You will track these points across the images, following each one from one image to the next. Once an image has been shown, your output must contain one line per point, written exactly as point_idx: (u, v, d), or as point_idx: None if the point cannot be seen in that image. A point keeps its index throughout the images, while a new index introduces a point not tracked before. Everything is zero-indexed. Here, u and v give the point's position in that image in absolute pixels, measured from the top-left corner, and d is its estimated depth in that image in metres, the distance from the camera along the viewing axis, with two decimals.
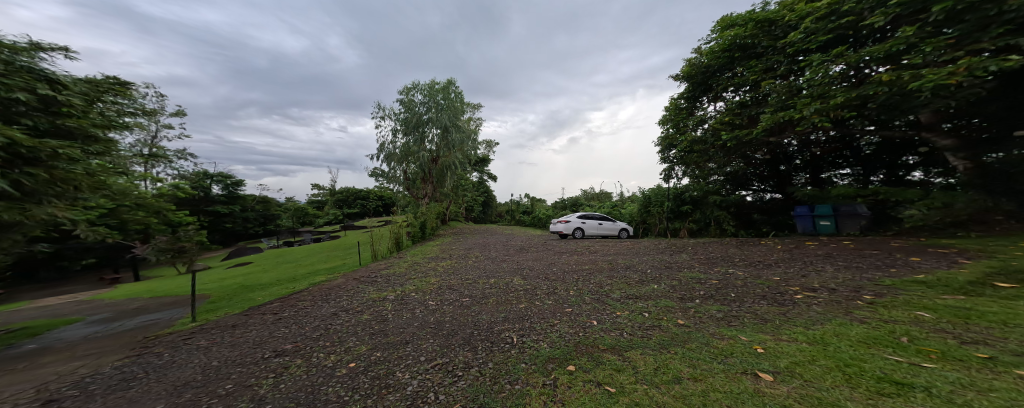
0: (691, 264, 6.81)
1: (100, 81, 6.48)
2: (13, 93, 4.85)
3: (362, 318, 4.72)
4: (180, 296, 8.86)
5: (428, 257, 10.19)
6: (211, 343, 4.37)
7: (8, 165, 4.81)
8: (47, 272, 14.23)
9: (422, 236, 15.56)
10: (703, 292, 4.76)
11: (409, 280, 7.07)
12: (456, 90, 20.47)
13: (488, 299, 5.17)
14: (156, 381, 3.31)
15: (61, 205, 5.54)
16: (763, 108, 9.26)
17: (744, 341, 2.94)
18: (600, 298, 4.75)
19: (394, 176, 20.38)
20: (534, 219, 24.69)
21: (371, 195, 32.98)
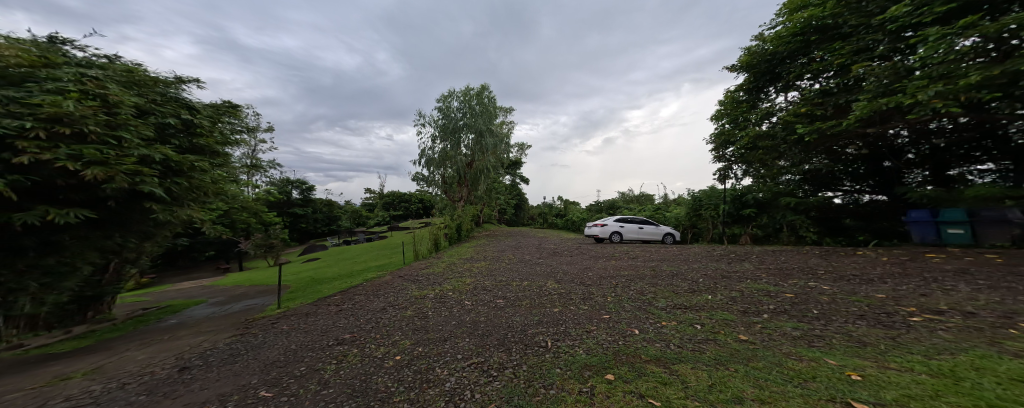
0: (757, 275, 6.05)
1: (220, 105, 7.88)
2: (164, 119, 6.12)
3: (406, 314, 5.03)
4: (270, 285, 10.31)
5: (464, 259, 10.51)
6: (290, 328, 5.01)
7: (163, 176, 6.03)
8: (185, 261, 17.81)
9: (458, 238, 16.06)
10: (774, 306, 4.20)
11: (447, 280, 7.34)
12: (490, 96, 20.89)
13: (522, 301, 5.19)
14: (253, 358, 3.89)
15: (195, 208, 6.79)
16: (856, 95, 7.94)
17: (832, 365, 2.53)
18: (643, 306, 4.46)
19: (434, 181, 21.17)
20: (568, 223, 24.09)
21: (413, 198, 34.96)
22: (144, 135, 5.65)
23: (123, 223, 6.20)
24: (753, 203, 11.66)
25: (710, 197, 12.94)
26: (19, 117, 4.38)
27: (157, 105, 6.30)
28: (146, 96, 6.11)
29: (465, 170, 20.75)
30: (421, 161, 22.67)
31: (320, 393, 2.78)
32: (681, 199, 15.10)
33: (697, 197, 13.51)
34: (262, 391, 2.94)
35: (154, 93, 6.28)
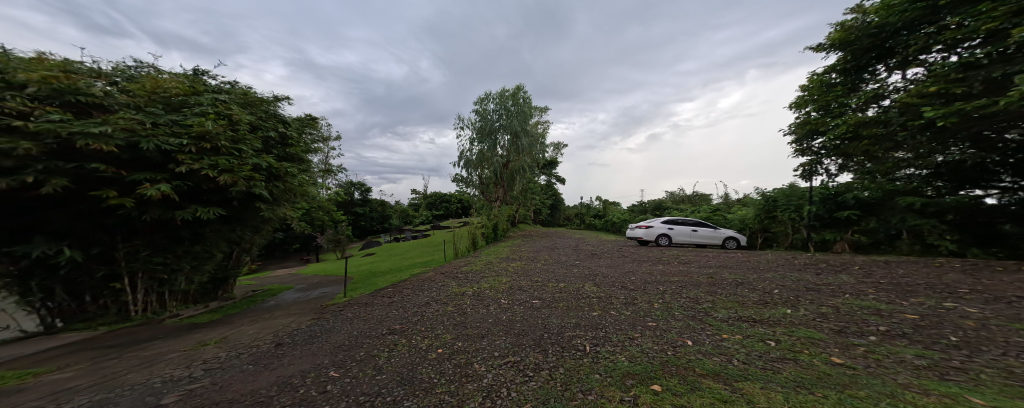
0: (862, 290, 5.16)
1: (302, 118, 8.98)
2: (265, 132, 7.19)
3: (446, 309, 5.24)
4: (338, 276, 11.49)
5: (500, 258, 10.57)
6: (354, 316, 5.53)
7: (270, 180, 7.09)
8: (279, 252, 20.69)
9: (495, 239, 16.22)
10: (883, 328, 3.56)
11: (484, 278, 7.50)
12: (526, 96, 20.76)
13: (559, 303, 5.07)
14: (326, 340, 4.39)
15: (287, 208, 7.82)
16: (1008, 69, 6.35)
17: (974, 403, 2.05)
18: (697, 316, 4.09)
19: (472, 182, 21.50)
20: (607, 225, 22.92)
21: (454, 198, 36.11)
22: (254, 147, 6.72)
23: (241, 219, 7.46)
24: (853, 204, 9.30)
25: (790, 197, 10.91)
26: (177, 136, 5.56)
27: (263, 121, 7.40)
28: (256, 114, 7.22)
29: (502, 171, 20.85)
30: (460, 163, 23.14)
31: (375, 377, 3.03)
32: (748, 199, 13.04)
33: (771, 197, 11.57)
34: (331, 371, 3.30)
35: (261, 110, 7.38)
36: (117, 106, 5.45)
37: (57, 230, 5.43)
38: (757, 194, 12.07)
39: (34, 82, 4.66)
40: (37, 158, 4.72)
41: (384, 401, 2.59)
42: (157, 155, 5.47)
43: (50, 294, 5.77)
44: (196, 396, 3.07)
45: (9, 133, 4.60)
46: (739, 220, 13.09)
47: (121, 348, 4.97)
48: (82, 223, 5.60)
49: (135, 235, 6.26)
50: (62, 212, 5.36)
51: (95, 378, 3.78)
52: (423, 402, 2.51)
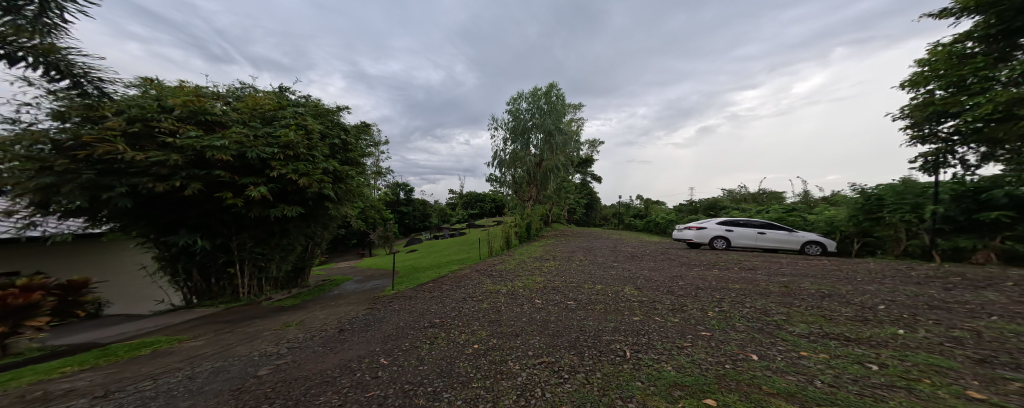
0: (996, 312, 4.27)
1: (358, 125, 9.67)
2: (331, 140, 7.92)
3: (482, 306, 5.35)
4: (385, 270, 12.27)
5: (531, 258, 10.55)
6: (400, 307, 5.86)
7: (337, 181, 7.78)
8: (336, 247, 22.47)
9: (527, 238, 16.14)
10: (1014, 356, 2.95)
11: (517, 277, 7.52)
12: (559, 93, 20.40)
13: (596, 305, 4.92)
14: (380, 329, 4.72)
15: (347, 208, 8.47)
16: None
17: None
18: (761, 328, 3.72)
19: (505, 182, 21.50)
20: (648, 225, 21.70)
21: (489, 198, 36.64)
22: (324, 153, 7.43)
23: (318, 217, 8.30)
24: (1008, 204, 6.78)
25: (904, 194, 8.33)
26: (270, 146, 6.46)
27: (328, 130, 8.12)
28: (324, 123, 7.96)
29: (535, 171, 20.63)
30: (494, 163, 23.23)
31: (418, 368, 3.18)
32: (837, 196, 10.29)
33: (874, 195, 8.77)
34: (381, 358, 3.53)
35: (326, 119, 8.08)
36: (232, 122, 6.61)
37: (193, 224, 6.81)
38: (852, 190, 9.33)
39: (178, 105, 6.05)
40: (182, 167, 5.99)
41: (424, 392, 2.69)
42: (258, 162, 6.40)
43: (190, 274, 7.33)
44: (282, 370, 3.49)
45: (166, 149, 5.96)
46: (826, 222, 10.36)
47: (229, 324, 5.82)
48: (210, 219, 6.88)
49: (243, 230, 7.41)
50: (198, 210, 6.70)
51: (209, 349, 4.44)
52: (460, 395, 2.58)
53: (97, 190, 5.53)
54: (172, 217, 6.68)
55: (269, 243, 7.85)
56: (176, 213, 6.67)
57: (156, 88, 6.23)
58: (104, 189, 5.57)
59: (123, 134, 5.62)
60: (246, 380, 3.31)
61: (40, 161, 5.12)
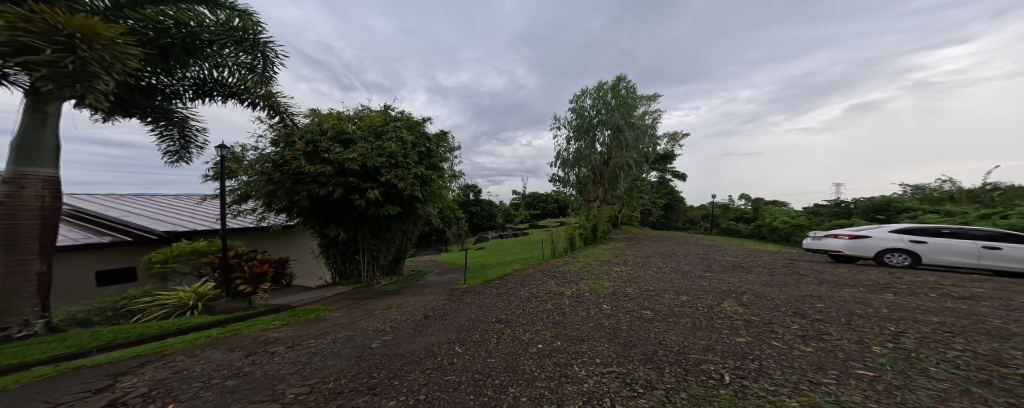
0: None
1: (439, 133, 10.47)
2: (419, 148, 8.79)
3: (547, 307, 5.32)
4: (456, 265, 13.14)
5: (598, 260, 10.08)
6: (473, 301, 6.18)
7: (424, 184, 8.49)
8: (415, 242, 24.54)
9: (594, 239, 15.35)
10: None
11: (584, 280, 7.24)
12: (627, 86, 18.80)
13: (680, 319, 4.46)
14: (455, 319, 5.06)
15: (431, 207, 9.25)
16: None
17: None
18: (935, 374, 2.85)
19: (568, 181, 20.56)
20: (756, 231, 18.42)
21: (550, 198, 36.31)
22: (414, 160, 8.26)
23: (411, 215, 9.24)
24: None
25: None
26: (379, 155, 7.48)
27: (419, 140, 9.00)
28: (413, 134, 8.83)
29: (599, 169, 19.36)
30: (557, 163, 22.43)
31: (486, 359, 3.33)
32: None
33: None
34: (457, 347, 3.78)
35: (414, 130, 8.97)
36: (357, 138, 7.84)
37: (336, 220, 8.32)
38: None
39: (329, 127, 7.50)
40: (335, 175, 7.42)
41: (493, 384, 2.80)
42: (371, 170, 7.47)
43: (333, 258, 9.04)
44: (386, 346, 4.00)
45: (317, 160, 7.43)
46: None
47: (354, 301, 6.89)
48: (346, 216, 8.28)
49: (362, 225, 8.67)
50: (341, 209, 8.11)
51: (333, 322, 5.30)
52: (526, 392, 2.62)
53: (291, 193, 7.34)
54: (325, 215, 8.27)
55: (381, 237, 9.04)
56: (326, 211, 8.22)
57: (318, 116, 7.83)
58: (295, 191, 7.36)
59: (303, 152, 7.35)
60: (364, 350, 3.89)
61: (268, 174, 7.30)
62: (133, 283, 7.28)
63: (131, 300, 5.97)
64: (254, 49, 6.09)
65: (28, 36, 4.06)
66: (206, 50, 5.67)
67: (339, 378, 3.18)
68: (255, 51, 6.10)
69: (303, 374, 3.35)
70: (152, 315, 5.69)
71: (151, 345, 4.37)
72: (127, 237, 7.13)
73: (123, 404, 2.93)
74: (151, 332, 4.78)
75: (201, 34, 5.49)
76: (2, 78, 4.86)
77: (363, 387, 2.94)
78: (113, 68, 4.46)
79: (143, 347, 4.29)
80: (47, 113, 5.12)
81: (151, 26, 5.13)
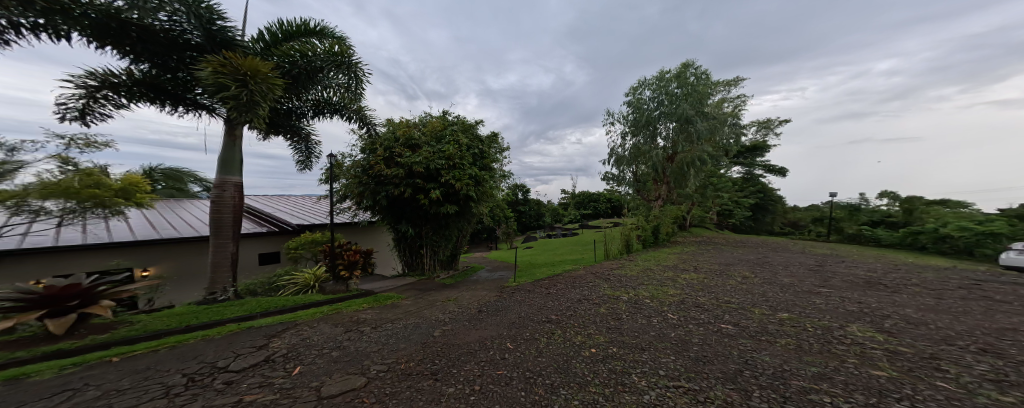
0: None
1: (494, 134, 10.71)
2: (474, 150, 9.08)
3: (600, 310, 5.03)
4: (507, 263, 12.81)
5: (660, 265, 9.01)
6: (523, 299, 6.11)
7: (477, 184, 8.81)
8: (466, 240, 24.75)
9: (657, 242, 13.60)
10: None
11: (643, 285, 6.59)
12: (697, 72, 15.31)
13: (772, 338, 3.77)
14: (503, 316, 5.07)
15: (485, 206, 9.52)
16: None
17: None
18: None
19: (624, 180, 16.95)
20: (909, 240, 14.21)
21: (601, 198, 34.35)
22: (468, 161, 8.61)
23: (468, 214, 9.61)
24: None
25: None
26: (437, 158, 8.15)
27: (476, 142, 9.36)
28: (468, 137, 9.24)
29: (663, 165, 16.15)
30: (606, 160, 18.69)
31: (537, 358, 3.47)
32: None
33: None
34: (508, 343, 3.92)
35: (469, 133, 9.35)
36: (421, 142, 8.49)
37: (405, 216, 9.08)
38: None
39: (399, 134, 8.30)
40: (405, 178, 8.13)
41: (544, 383, 2.97)
42: (431, 172, 8.09)
43: (404, 251, 9.86)
44: (445, 337, 4.26)
45: (390, 163, 8.25)
46: None
47: (420, 291, 7.55)
48: (413, 213, 9.01)
49: (428, 222, 9.30)
50: (409, 207, 8.82)
51: (403, 309, 5.87)
52: (578, 396, 2.76)
53: (371, 193, 8.42)
54: (397, 212, 9.05)
55: (442, 233, 9.59)
56: (397, 210, 8.98)
57: (392, 125, 8.75)
58: (373, 191, 8.37)
59: (381, 158, 8.25)
60: (429, 337, 4.26)
61: (360, 178, 8.44)
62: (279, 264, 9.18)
63: (279, 277, 7.61)
64: (348, 71, 6.88)
65: (223, 76, 5.44)
66: (319, 75, 6.78)
67: (409, 360, 3.58)
68: (350, 71, 6.90)
69: (381, 354, 3.80)
70: (291, 291, 7.17)
71: (291, 314, 5.55)
72: (274, 228, 9.08)
73: (273, 360, 3.77)
74: (289, 304, 6.00)
75: (315, 62, 6.64)
76: (213, 112, 6.78)
77: (427, 372, 3.28)
78: (262, 95, 5.72)
79: (286, 316, 5.45)
80: (236, 135, 6.84)
81: (287, 60, 6.53)
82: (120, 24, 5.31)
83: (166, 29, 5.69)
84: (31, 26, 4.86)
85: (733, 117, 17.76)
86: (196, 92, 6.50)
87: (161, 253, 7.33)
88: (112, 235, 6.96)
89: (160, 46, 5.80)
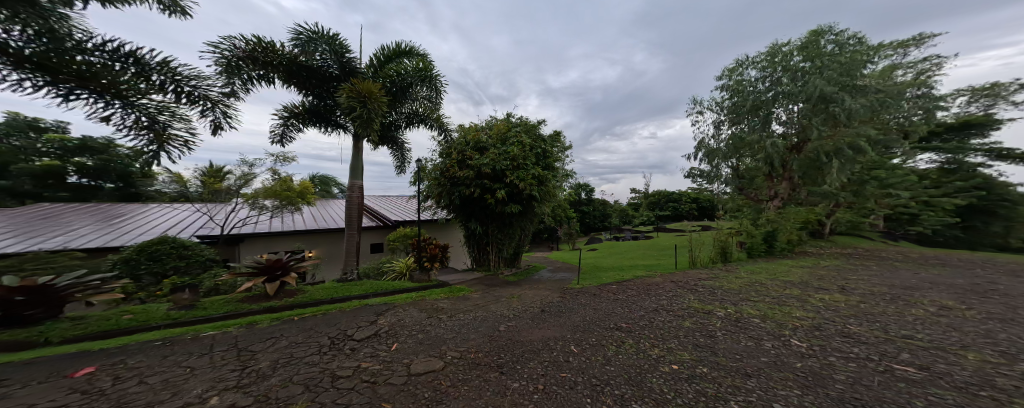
0: None
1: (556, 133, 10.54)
2: (536, 149, 9.05)
3: (685, 324, 4.49)
4: (568, 264, 12.22)
5: (775, 280, 7.43)
6: (587, 303, 5.80)
7: (540, 183, 8.80)
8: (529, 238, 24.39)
9: (771, 253, 11.21)
10: None
11: (749, 301, 5.57)
12: (837, 38, 11.93)
13: (979, 390, 2.82)
14: (564, 318, 4.93)
15: (547, 205, 9.41)
16: None
17: None
18: None
19: (719, 177, 14.43)
20: None
21: (683, 198, 30.75)
22: (530, 160, 8.70)
23: (532, 213, 9.57)
24: None
25: None
26: (502, 159, 8.33)
27: (540, 142, 9.37)
28: (531, 137, 9.29)
29: (784, 157, 13.05)
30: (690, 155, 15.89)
31: (605, 366, 3.32)
32: None
33: None
34: (572, 345, 3.84)
35: (531, 134, 9.41)
36: (486, 143, 8.80)
37: (474, 214, 9.44)
38: None
39: (470, 139, 8.79)
40: (475, 179, 8.48)
41: (612, 393, 2.84)
42: (497, 172, 8.31)
43: (473, 246, 10.26)
44: (508, 334, 4.32)
45: (462, 165, 8.73)
46: None
47: (486, 286, 7.85)
48: (481, 212, 9.33)
49: (495, 221, 9.51)
50: (478, 206, 9.16)
51: (472, 302, 6.16)
52: None
53: (448, 192, 8.91)
54: (466, 211, 9.44)
55: (507, 231, 9.65)
56: (467, 209, 9.39)
57: (462, 130, 9.32)
58: (449, 191, 8.90)
59: (455, 161, 8.81)
60: (495, 331, 4.43)
61: (437, 179, 9.06)
62: (382, 254, 10.65)
63: (384, 264, 8.76)
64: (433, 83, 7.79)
65: (348, 97, 6.63)
66: (409, 89, 7.84)
67: (477, 350, 3.79)
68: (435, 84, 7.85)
69: (455, 342, 4.11)
70: (392, 278, 8.19)
71: (400, 297, 6.40)
72: (378, 223, 10.58)
73: (379, 335, 4.44)
74: (387, 288, 6.91)
75: (405, 78, 7.66)
76: (345, 129, 8.12)
77: (493, 364, 3.43)
78: (374, 112, 6.77)
79: (395, 298, 6.35)
80: (360, 147, 8.24)
81: (388, 79, 7.60)
82: (298, 67, 7.03)
83: (320, 66, 7.24)
84: (257, 77, 6.72)
85: (915, 86, 13.17)
86: (338, 116, 7.99)
87: (322, 240, 9.31)
88: (300, 225, 9.19)
89: (317, 80, 7.37)
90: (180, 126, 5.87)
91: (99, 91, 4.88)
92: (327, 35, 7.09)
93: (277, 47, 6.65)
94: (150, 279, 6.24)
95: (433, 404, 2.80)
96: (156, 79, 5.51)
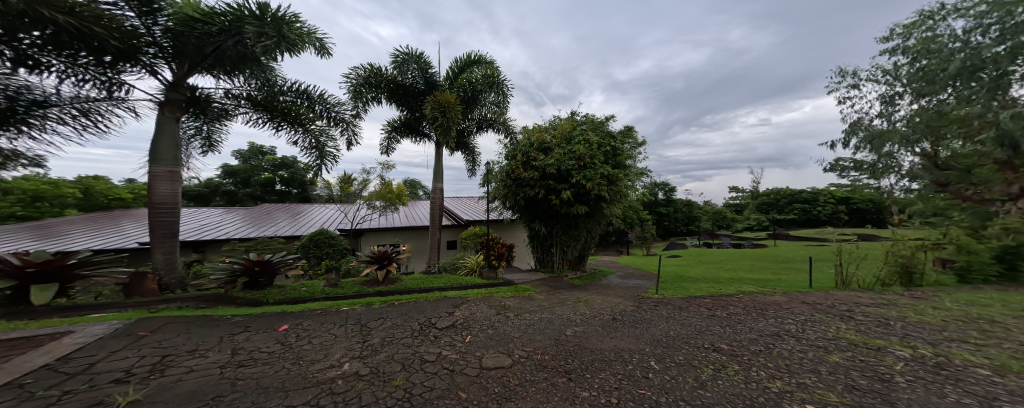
0: None
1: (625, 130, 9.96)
2: (604, 147, 8.60)
3: (831, 359, 3.73)
4: (642, 271, 11.30)
5: (1018, 317, 5.21)
6: (667, 316, 5.31)
7: (609, 182, 8.42)
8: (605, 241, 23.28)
9: (1017, 281, 7.76)
10: None
11: (969, 344, 4.16)
12: None
13: None
14: (646, 329, 4.58)
15: (619, 206, 8.89)
16: None
17: None
18: None
19: (896, 168, 11.64)
20: None
21: (822, 200, 25.21)
22: (600, 160, 8.39)
23: (596, 214, 9.17)
24: None
25: None
26: (569, 159, 8.18)
27: (612, 140, 8.96)
28: (598, 134, 8.96)
29: None
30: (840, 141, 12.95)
31: (696, 390, 3.00)
32: None
33: None
34: (652, 361, 3.56)
35: (599, 131, 9.06)
36: (550, 143, 8.72)
37: (539, 214, 9.41)
38: None
39: (534, 140, 8.81)
40: (540, 179, 8.49)
41: None
42: (564, 172, 8.18)
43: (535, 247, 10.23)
44: (573, 340, 4.19)
45: (526, 167, 8.73)
46: None
47: (551, 288, 7.78)
48: (546, 212, 9.27)
49: (563, 222, 9.32)
50: (543, 206, 9.10)
51: (538, 302, 6.18)
52: None
53: (512, 191, 9.03)
54: (531, 211, 9.47)
55: (569, 233, 9.45)
56: (533, 209, 9.40)
57: (525, 132, 9.43)
58: (514, 191, 9.02)
59: (518, 163, 8.88)
60: (562, 335, 4.36)
61: (502, 180, 9.28)
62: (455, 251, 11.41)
63: (456, 260, 9.35)
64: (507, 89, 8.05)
65: (428, 109, 7.30)
66: (481, 97, 8.35)
67: (548, 352, 3.79)
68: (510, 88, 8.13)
69: (523, 341, 4.16)
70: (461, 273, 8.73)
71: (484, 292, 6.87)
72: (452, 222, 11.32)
73: (460, 326, 4.75)
74: (462, 282, 7.36)
75: (477, 86, 8.16)
76: (427, 137, 8.91)
77: (562, 369, 3.38)
78: (450, 120, 7.28)
79: (480, 292, 6.81)
80: (439, 153, 8.94)
81: (462, 88, 8.09)
82: (395, 85, 7.96)
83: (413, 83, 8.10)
84: (373, 100, 7.92)
85: None
86: (425, 126, 8.76)
87: (410, 235, 10.35)
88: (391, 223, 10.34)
89: (409, 96, 8.26)
90: (334, 147, 7.15)
91: (291, 122, 6.42)
92: (415, 54, 7.88)
93: (383, 70, 7.68)
94: (315, 260, 7.85)
95: (501, 399, 2.90)
96: (317, 110, 6.79)
